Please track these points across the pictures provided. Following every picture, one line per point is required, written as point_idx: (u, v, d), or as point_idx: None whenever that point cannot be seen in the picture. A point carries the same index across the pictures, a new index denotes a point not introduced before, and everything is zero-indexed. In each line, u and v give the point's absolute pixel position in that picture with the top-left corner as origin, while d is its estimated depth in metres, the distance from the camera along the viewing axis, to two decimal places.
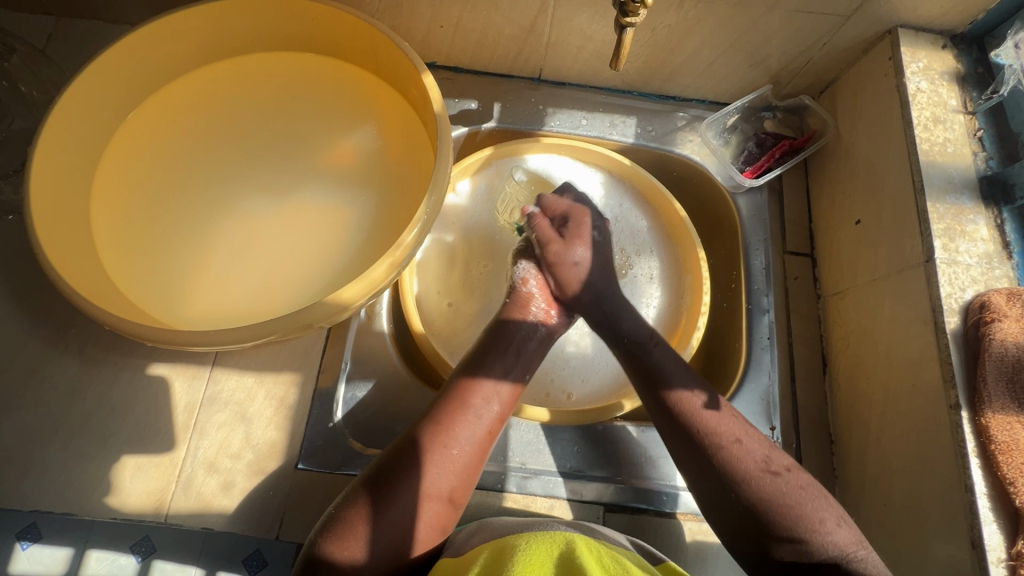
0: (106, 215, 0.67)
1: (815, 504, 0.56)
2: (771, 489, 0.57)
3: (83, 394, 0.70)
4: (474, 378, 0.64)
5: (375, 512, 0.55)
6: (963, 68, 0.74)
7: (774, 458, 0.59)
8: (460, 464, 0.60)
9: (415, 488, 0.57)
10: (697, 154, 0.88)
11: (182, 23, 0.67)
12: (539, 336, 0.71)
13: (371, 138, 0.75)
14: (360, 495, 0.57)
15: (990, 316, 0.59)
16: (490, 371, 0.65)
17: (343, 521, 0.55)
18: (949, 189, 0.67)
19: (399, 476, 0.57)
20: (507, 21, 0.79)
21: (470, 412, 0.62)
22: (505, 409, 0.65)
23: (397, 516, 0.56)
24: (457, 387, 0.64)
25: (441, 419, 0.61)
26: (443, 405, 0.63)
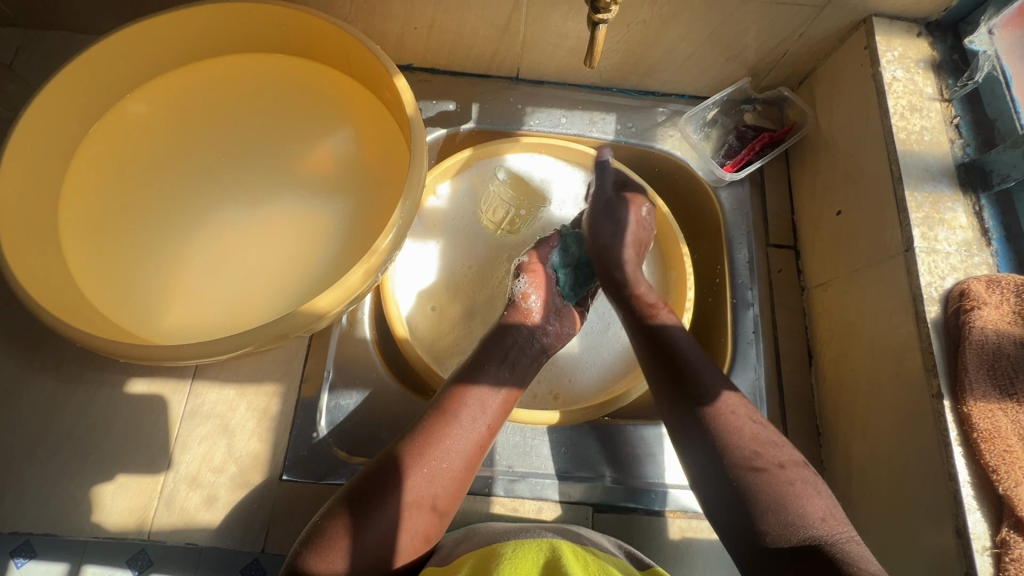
0: (79, 230, 0.66)
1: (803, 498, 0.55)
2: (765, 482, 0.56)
3: (61, 413, 0.69)
4: (465, 384, 0.64)
5: (358, 519, 0.55)
6: (938, 56, 0.73)
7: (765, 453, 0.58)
8: (447, 472, 0.59)
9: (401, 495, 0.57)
10: (678, 150, 0.88)
11: (146, 31, 0.65)
12: (535, 339, 0.71)
13: (347, 143, 0.74)
14: (344, 500, 0.56)
15: (970, 303, 0.59)
16: (481, 377, 0.65)
17: (326, 533, 0.54)
18: (927, 177, 0.67)
19: (384, 483, 0.57)
20: (481, 21, 0.78)
21: (461, 419, 0.61)
22: (498, 416, 0.64)
23: (383, 524, 0.55)
24: (449, 394, 0.63)
25: (430, 427, 0.61)
26: (433, 412, 0.62)
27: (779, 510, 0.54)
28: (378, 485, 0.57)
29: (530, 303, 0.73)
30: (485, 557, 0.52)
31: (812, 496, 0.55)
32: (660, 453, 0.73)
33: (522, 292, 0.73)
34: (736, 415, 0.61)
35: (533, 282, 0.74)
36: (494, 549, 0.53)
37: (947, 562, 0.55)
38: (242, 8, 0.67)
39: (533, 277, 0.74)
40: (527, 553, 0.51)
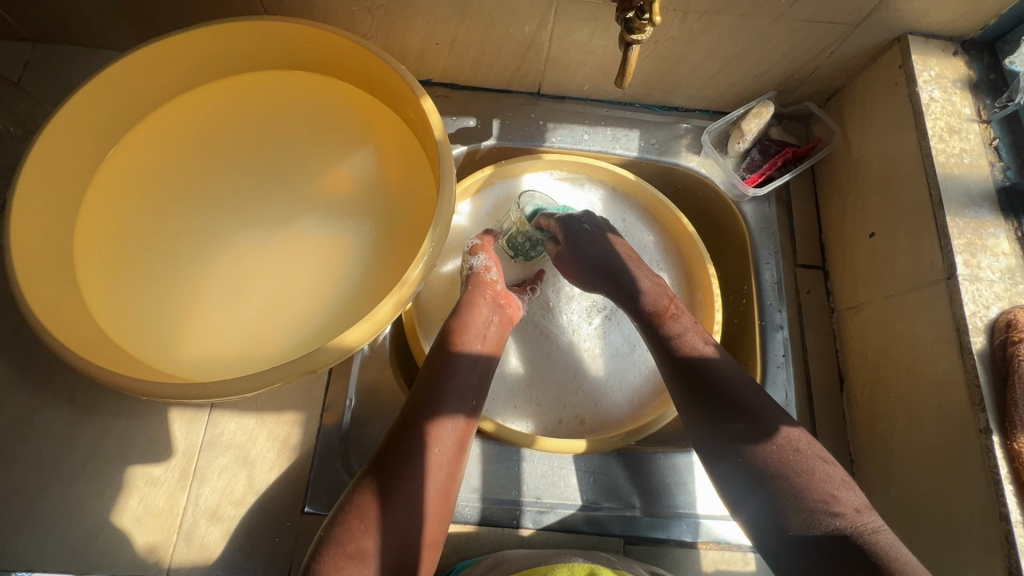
0: (96, 256, 0.64)
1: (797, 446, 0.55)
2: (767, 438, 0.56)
3: (75, 444, 0.67)
4: (435, 416, 0.60)
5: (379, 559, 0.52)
6: (975, 75, 0.72)
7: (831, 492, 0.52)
8: (443, 502, 0.57)
9: (409, 535, 0.54)
10: (703, 166, 0.86)
11: (164, 50, 0.63)
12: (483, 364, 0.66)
13: (369, 163, 0.72)
14: (355, 544, 0.52)
15: (1018, 335, 0.57)
16: (447, 406, 0.61)
17: None
18: (968, 202, 0.65)
19: (391, 523, 0.54)
20: (505, 37, 0.76)
21: (439, 451, 0.58)
22: (466, 442, 0.62)
23: (397, 553, 0.53)
24: (421, 427, 0.59)
25: (412, 464, 0.57)
26: (410, 448, 0.57)
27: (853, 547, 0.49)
28: (386, 525, 0.54)
29: (490, 269, 0.74)
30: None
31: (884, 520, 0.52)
32: (691, 481, 0.71)
33: (483, 267, 0.74)
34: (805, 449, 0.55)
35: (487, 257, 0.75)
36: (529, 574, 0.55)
37: None
38: (264, 26, 0.65)
39: (484, 253, 0.76)
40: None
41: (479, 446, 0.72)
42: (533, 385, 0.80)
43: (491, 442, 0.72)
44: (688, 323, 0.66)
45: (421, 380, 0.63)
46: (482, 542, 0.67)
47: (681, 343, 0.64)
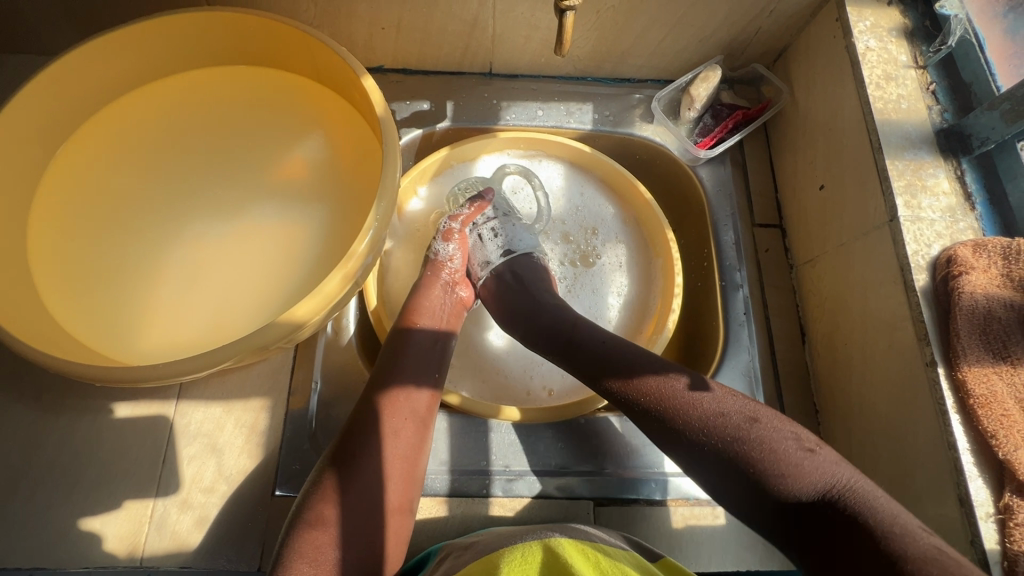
0: (50, 253, 0.64)
1: (786, 439, 0.52)
2: (775, 463, 0.50)
3: (43, 443, 0.67)
4: (389, 389, 0.61)
5: (337, 523, 0.54)
6: (910, 23, 0.73)
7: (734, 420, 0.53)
8: (405, 468, 0.59)
9: (368, 502, 0.56)
10: (656, 134, 0.87)
11: (105, 46, 0.64)
12: (445, 339, 0.68)
13: (320, 149, 0.73)
14: (312, 512, 0.54)
15: (958, 269, 0.58)
16: (403, 378, 0.62)
17: (297, 546, 0.52)
18: (907, 145, 0.66)
19: (347, 492, 0.55)
20: (449, 17, 0.77)
21: (397, 421, 0.60)
22: (430, 413, 0.63)
23: (362, 514, 0.55)
24: (377, 400, 0.61)
25: (368, 436, 0.58)
26: (366, 420, 0.59)
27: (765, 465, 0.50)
28: (342, 493, 0.55)
29: (451, 248, 0.75)
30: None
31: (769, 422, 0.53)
32: None
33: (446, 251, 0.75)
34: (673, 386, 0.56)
35: (453, 241, 0.75)
36: (486, 563, 0.51)
37: (951, 533, 0.54)
38: (205, 17, 0.66)
39: (452, 237, 0.75)
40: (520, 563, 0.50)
41: (446, 421, 0.72)
42: (501, 361, 0.81)
43: (457, 416, 0.73)
44: (651, 360, 0.59)
45: (384, 351, 0.66)
46: (453, 514, 0.68)
47: (659, 394, 0.56)
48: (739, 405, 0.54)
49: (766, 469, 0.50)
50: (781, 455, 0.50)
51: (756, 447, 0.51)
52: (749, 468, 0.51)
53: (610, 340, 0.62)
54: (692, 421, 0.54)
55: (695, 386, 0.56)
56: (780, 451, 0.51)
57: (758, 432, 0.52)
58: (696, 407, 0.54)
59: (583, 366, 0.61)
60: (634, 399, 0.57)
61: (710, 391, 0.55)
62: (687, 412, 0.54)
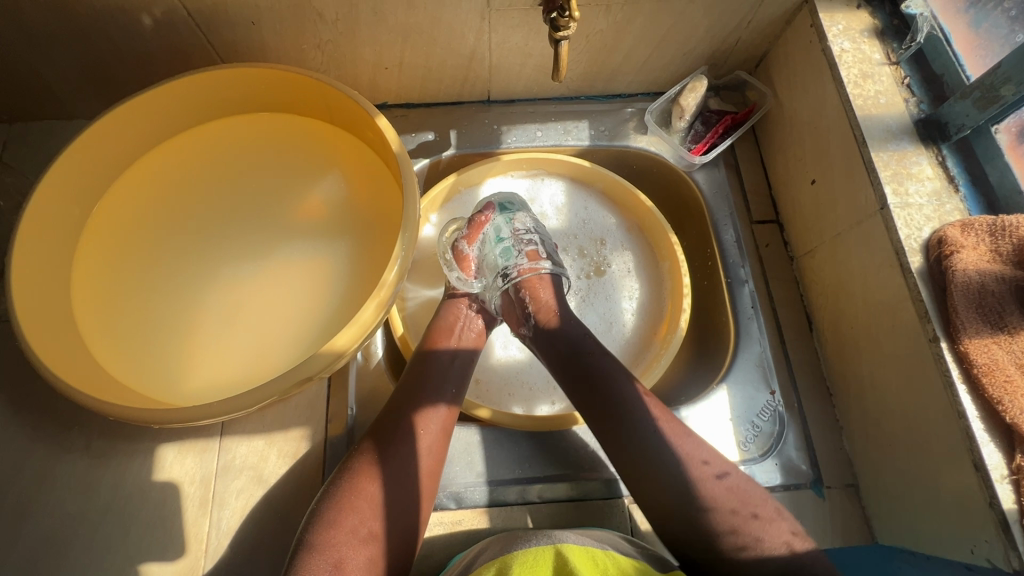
0: (94, 307, 0.68)
1: (752, 487, 0.60)
2: (741, 503, 0.58)
3: (95, 489, 0.70)
4: (422, 408, 0.64)
5: (385, 538, 0.57)
6: (880, 23, 0.78)
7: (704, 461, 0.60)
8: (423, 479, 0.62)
9: (408, 518, 0.59)
10: (651, 145, 0.92)
11: (134, 109, 0.68)
12: (466, 358, 0.71)
13: (337, 186, 0.77)
14: (362, 528, 0.56)
15: (949, 248, 0.61)
16: (430, 397, 0.66)
17: (317, 545, 0.55)
18: (890, 137, 0.71)
19: (391, 509, 0.59)
20: (447, 52, 0.82)
21: (434, 439, 0.64)
22: (450, 429, 0.67)
23: (384, 522, 0.58)
24: (409, 419, 0.63)
25: (404, 454, 0.61)
26: (402, 436, 0.62)
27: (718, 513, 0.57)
28: (386, 509, 0.58)
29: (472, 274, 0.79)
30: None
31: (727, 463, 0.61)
32: None
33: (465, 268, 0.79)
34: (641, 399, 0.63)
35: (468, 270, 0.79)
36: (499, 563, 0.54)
37: (971, 498, 0.57)
38: (223, 75, 0.70)
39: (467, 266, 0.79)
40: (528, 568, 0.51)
41: (479, 434, 0.75)
42: (524, 372, 0.84)
43: (488, 428, 0.76)
44: (652, 402, 0.63)
45: (410, 369, 0.69)
46: (494, 524, 0.71)
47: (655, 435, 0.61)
48: (719, 454, 0.61)
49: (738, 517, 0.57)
50: (750, 502, 0.58)
51: (734, 491, 0.58)
52: (717, 509, 0.57)
53: (610, 375, 0.65)
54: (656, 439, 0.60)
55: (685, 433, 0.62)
56: (749, 496, 0.58)
57: (729, 483, 0.59)
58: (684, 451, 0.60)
59: (592, 399, 0.64)
60: (628, 429, 0.62)
61: (696, 438, 0.62)
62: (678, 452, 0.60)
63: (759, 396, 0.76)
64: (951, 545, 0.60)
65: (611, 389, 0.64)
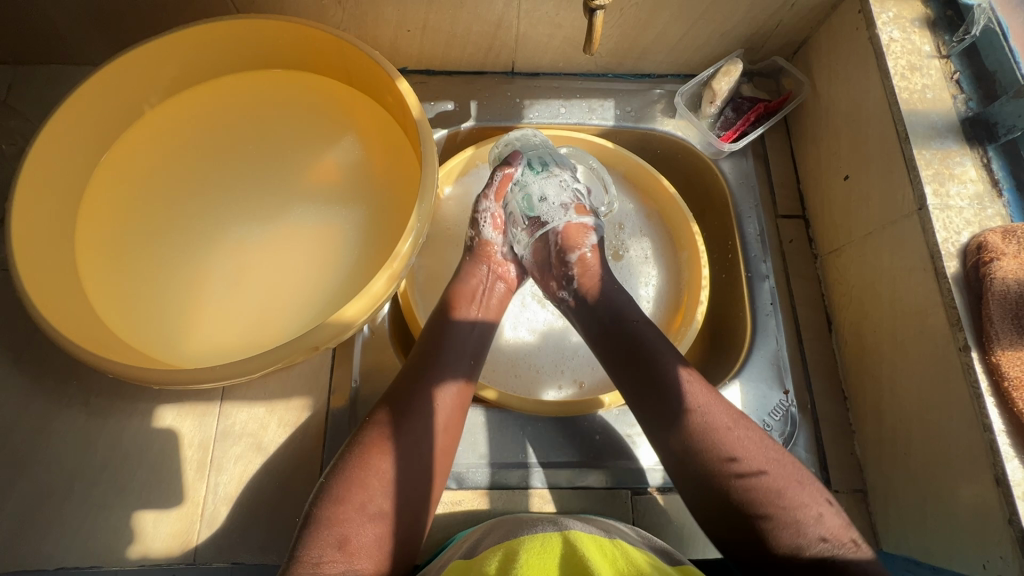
0: (97, 262, 0.66)
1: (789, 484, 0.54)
2: (765, 506, 0.53)
3: (93, 446, 0.69)
4: (435, 382, 0.62)
5: (394, 518, 0.55)
6: (932, 13, 0.74)
7: (742, 452, 0.55)
8: (435, 457, 0.59)
9: (418, 494, 0.58)
10: (678, 129, 0.88)
11: (144, 57, 0.65)
12: (484, 329, 0.69)
13: (352, 151, 0.74)
14: (371, 505, 0.55)
15: (989, 255, 0.59)
16: (443, 371, 0.63)
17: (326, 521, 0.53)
18: (934, 135, 0.67)
19: (400, 487, 0.56)
20: (474, 18, 0.78)
21: (449, 414, 0.61)
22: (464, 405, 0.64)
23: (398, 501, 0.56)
24: (426, 397, 0.61)
25: (419, 428, 0.59)
26: (421, 411, 0.60)
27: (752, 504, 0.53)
28: (396, 486, 0.56)
29: (493, 233, 0.76)
30: (496, 566, 0.50)
31: (761, 443, 0.56)
32: None
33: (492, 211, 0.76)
34: (689, 387, 0.58)
35: (490, 225, 0.76)
36: (506, 549, 0.52)
37: (988, 513, 0.56)
38: (239, 26, 0.67)
39: (490, 221, 0.76)
40: (537, 553, 0.50)
41: (483, 415, 0.74)
42: (532, 355, 0.82)
43: (494, 410, 0.74)
44: (698, 396, 0.58)
45: (422, 340, 0.67)
46: (494, 506, 0.70)
47: (711, 430, 0.56)
48: (756, 446, 0.56)
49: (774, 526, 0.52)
50: (778, 500, 0.53)
51: (765, 492, 0.53)
52: (750, 506, 0.53)
53: (660, 359, 0.60)
54: (694, 429, 0.56)
55: (727, 424, 0.57)
56: (781, 496, 0.53)
57: (750, 483, 0.54)
58: (727, 444, 0.55)
59: (640, 386, 0.60)
60: (664, 416, 0.58)
61: (743, 427, 0.57)
62: (710, 444, 0.56)
63: (772, 395, 0.75)
64: (963, 558, 0.59)
65: (668, 380, 0.59)
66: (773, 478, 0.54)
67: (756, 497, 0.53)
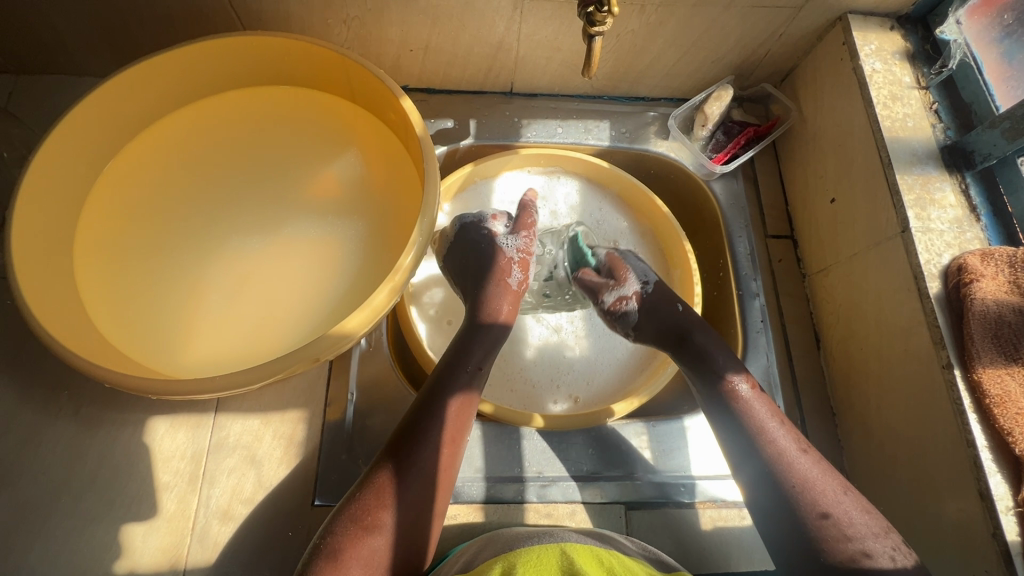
0: (94, 270, 0.66)
1: (831, 478, 0.57)
2: (817, 500, 0.55)
3: (81, 457, 0.68)
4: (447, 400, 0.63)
5: (381, 535, 0.55)
6: (912, 47, 0.78)
7: (796, 457, 0.58)
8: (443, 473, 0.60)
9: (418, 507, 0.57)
10: (671, 150, 0.91)
11: (149, 71, 0.66)
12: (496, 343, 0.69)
13: (353, 166, 0.75)
14: (375, 517, 0.55)
15: (969, 277, 0.61)
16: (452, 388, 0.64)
17: (340, 534, 0.54)
18: (915, 161, 0.70)
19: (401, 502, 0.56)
20: (475, 39, 0.80)
21: (450, 425, 0.62)
22: (471, 420, 0.65)
23: (411, 516, 0.57)
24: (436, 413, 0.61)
25: (428, 446, 0.60)
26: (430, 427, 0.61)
27: (803, 505, 0.55)
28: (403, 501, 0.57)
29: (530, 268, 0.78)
30: None
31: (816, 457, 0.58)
32: (684, 446, 0.75)
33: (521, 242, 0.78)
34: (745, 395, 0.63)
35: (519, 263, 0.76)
36: (504, 562, 0.52)
37: (972, 530, 0.57)
38: (246, 41, 0.68)
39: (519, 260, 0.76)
40: (536, 565, 0.50)
41: (479, 429, 0.74)
42: (528, 370, 0.83)
43: (490, 424, 0.74)
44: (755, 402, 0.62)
45: (444, 358, 0.67)
46: (490, 520, 0.70)
47: (766, 433, 0.60)
48: (810, 459, 0.58)
49: (815, 522, 0.54)
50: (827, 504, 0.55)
51: (805, 482, 0.56)
52: (800, 511, 0.55)
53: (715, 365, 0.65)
54: (755, 432, 0.60)
55: (780, 432, 0.60)
56: (821, 494, 0.56)
57: (828, 489, 0.56)
58: (772, 443, 0.59)
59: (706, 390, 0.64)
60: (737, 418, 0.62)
61: (790, 428, 0.61)
62: (766, 445, 0.59)
63: None
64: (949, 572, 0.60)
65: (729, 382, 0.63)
66: (828, 492, 0.56)
67: (808, 500, 0.55)
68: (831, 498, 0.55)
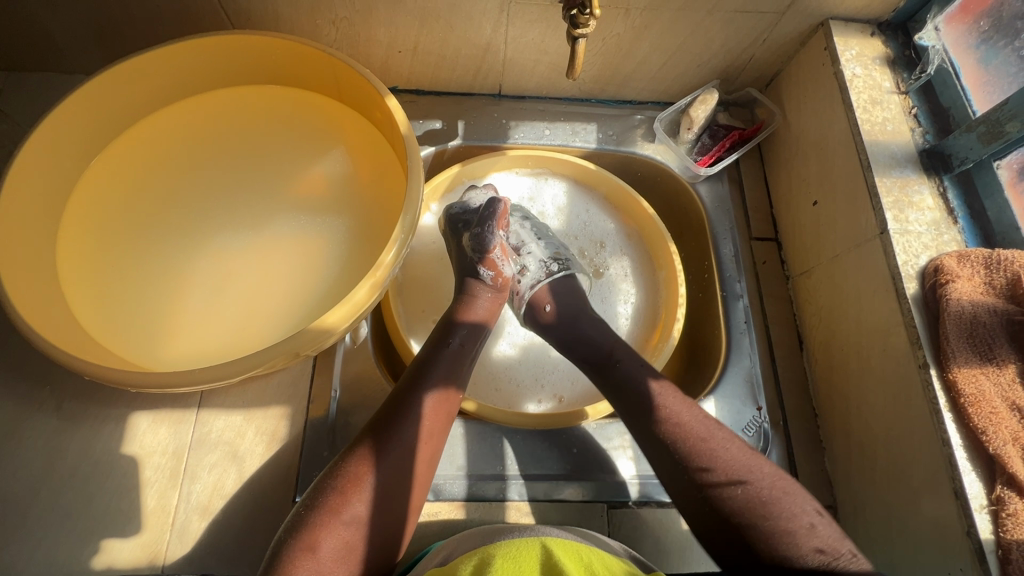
0: (77, 265, 0.66)
1: (771, 485, 0.56)
2: (758, 507, 0.54)
3: (62, 452, 0.68)
4: (425, 393, 0.63)
5: (353, 527, 0.55)
6: (892, 53, 0.79)
7: (729, 466, 0.57)
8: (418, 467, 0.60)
9: (391, 500, 0.57)
10: (657, 153, 0.92)
11: (136, 68, 0.66)
12: (472, 339, 0.70)
13: (339, 165, 0.76)
14: (347, 510, 0.55)
15: (945, 278, 0.62)
16: (431, 382, 0.64)
17: (311, 525, 0.54)
18: (894, 164, 0.71)
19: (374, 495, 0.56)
20: (462, 42, 0.81)
21: (427, 423, 0.62)
22: (450, 414, 0.65)
23: (384, 509, 0.57)
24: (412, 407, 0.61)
25: (404, 440, 0.60)
26: (405, 421, 0.61)
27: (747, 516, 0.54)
28: (376, 493, 0.57)
29: (504, 265, 0.76)
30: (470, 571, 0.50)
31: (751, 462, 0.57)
32: None
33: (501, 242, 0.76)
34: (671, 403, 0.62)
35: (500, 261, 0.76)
36: (480, 556, 0.52)
37: (947, 529, 0.58)
38: (234, 40, 0.69)
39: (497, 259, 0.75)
40: (512, 559, 0.50)
41: (463, 427, 0.74)
42: (513, 369, 0.83)
43: (473, 422, 0.75)
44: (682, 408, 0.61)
45: (426, 346, 0.68)
46: (471, 518, 0.70)
47: (697, 443, 0.59)
48: (744, 463, 0.57)
49: (761, 530, 0.53)
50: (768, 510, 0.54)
51: (740, 499, 0.55)
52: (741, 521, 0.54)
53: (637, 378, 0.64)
54: (684, 444, 0.59)
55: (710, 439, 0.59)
56: (758, 503, 0.55)
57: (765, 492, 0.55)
58: (705, 453, 0.58)
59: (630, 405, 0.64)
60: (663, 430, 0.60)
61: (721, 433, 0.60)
62: (696, 457, 0.58)
63: (746, 412, 0.76)
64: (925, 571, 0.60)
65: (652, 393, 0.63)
66: (768, 496, 0.55)
67: (748, 510, 0.54)
68: (772, 503, 0.54)
